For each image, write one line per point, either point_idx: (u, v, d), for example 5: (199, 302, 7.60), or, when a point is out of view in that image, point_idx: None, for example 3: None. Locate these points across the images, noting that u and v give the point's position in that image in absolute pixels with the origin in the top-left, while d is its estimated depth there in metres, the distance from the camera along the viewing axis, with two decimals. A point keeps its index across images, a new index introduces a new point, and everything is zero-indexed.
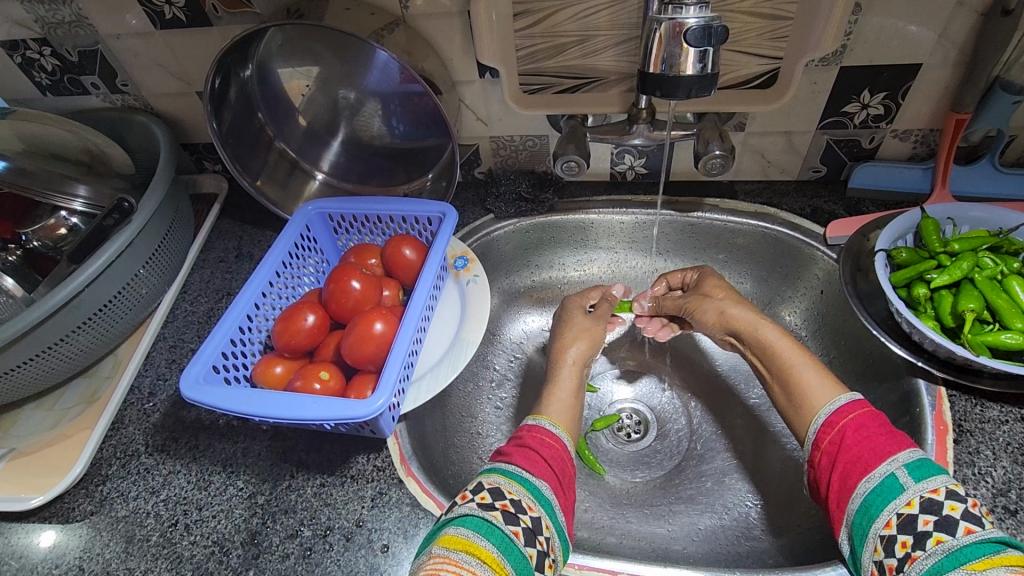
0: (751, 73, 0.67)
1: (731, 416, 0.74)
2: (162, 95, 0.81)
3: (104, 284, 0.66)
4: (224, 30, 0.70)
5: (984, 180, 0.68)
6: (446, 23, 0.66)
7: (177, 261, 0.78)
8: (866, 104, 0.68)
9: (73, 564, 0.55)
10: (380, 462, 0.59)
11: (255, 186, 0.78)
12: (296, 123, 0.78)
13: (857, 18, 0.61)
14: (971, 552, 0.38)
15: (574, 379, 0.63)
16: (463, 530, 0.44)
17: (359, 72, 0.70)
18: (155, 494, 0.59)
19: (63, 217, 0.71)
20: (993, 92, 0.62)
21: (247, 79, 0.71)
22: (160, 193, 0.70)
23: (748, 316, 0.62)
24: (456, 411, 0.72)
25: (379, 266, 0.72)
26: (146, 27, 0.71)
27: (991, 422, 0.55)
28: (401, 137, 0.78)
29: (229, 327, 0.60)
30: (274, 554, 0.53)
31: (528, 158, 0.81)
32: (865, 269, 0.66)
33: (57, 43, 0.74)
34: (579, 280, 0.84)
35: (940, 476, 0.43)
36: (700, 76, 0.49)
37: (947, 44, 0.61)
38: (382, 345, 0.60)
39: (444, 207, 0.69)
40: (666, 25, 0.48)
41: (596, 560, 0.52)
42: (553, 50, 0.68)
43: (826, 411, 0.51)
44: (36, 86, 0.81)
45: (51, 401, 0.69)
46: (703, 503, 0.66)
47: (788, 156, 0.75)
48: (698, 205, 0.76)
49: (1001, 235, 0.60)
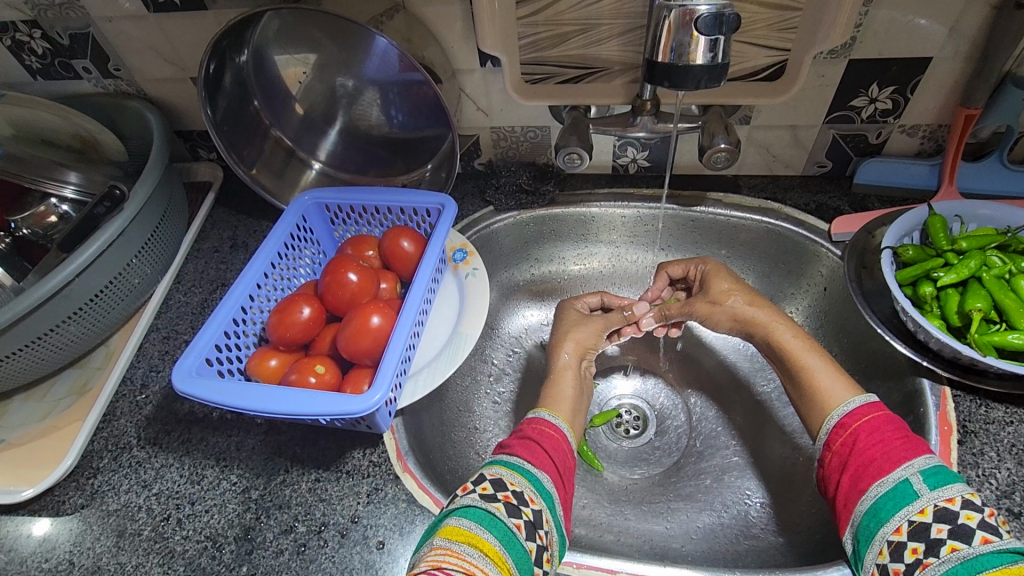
0: (756, 66, 0.65)
1: (732, 413, 0.73)
2: (157, 80, 0.79)
3: (95, 274, 0.64)
4: (219, 14, 0.69)
5: (991, 177, 0.67)
6: (447, 9, 0.65)
7: (171, 251, 0.76)
8: (874, 99, 0.67)
9: (64, 558, 0.54)
10: (377, 458, 0.58)
11: (251, 175, 0.77)
12: (293, 111, 0.76)
13: (868, 9, 0.59)
14: (988, 561, 0.38)
15: (572, 372, 0.62)
16: (465, 522, 0.44)
17: (358, 60, 0.68)
18: (147, 487, 0.58)
19: (53, 204, 0.70)
20: (1004, 88, 0.61)
21: (242, 65, 0.70)
22: (152, 180, 0.69)
23: (762, 316, 0.60)
24: (453, 406, 0.71)
25: (377, 258, 0.71)
26: (139, 10, 0.70)
27: (996, 422, 0.54)
28: (400, 126, 0.76)
29: (223, 319, 0.59)
30: (268, 550, 0.53)
31: (529, 149, 0.80)
32: (870, 266, 0.65)
33: (48, 25, 0.72)
34: (580, 273, 0.83)
35: (957, 485, 0.42)
36: (709, 66, 0.48)
37: (959, 37, 0.60)
38: (379, 338, 0.59)
39: (444, 198, 0.68)
40: (676, 12, 0.46)
41: (595, 558, 0.51)
42: (555, 39, 0.66)
43: (839, 413, 0.50)
44: (26, 69, 0.79)
45: (42, 391, 0.68)
46: (702, 501, 0.66)
47: (793, 150, 0.74)
48: (700, 199, 0.75)
49: (1009, 233, 0.59)
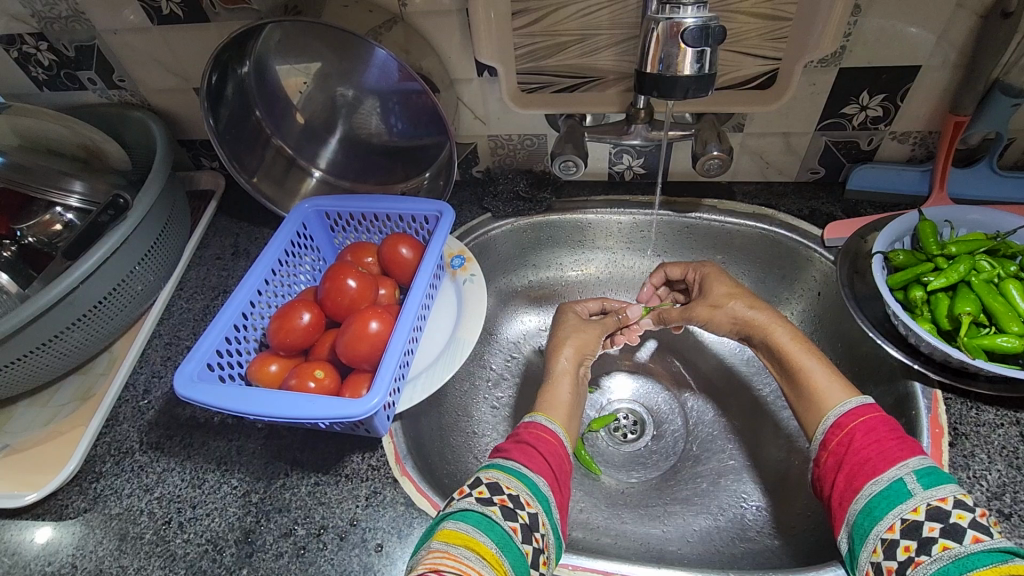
0: (749, 74, 0.66)
1: (728, 418, 0.74)
2: (160, 91, 0.80)
3: (100, 280, 0.66)
4: (222, 26, 0.70)
5: (980, 182, 0.68)
6: (444, 21, 0.66)
7: (174, 258, 0.77)
8: (865, 106, 0.68)
9: (67, 561, 0.55)
10: (376, 461, 0.59)
11: (252, 183, 0.78)
12: (293, 120, 0.78)
13: (856, 19, 0.60)
14: (979, 560, 0.38)
15: (570, 378, 0.63)
16: (463, 525, 0.44)
17: (357, 70, 0.70)
18: (149, 492, 0.59)
19: (58, 213, 0.71)
20: (992, 96, 0.62)
21: (244, 75, 0.71)
22: (156, 189, 0.70)
23: (760, 318, 0.60)
24: (451, 411, 0.72)
25: (376, 265, 0.72)
26: (144, 23, 0.71)
27: (986, 425, 0.55)
28: (399, 135, 0.77)
29: (224, 324, 0.60)
30: (267, 553, 0.53)
31: (526, 156, 0.81)
32: (863, 271, 0.66)
33: (54, 37, 0.74)
34: (577, 280, 0.84)
35: (950, 485, 0.43)
36: (697, 76, 0.49)
37: (947, 46, 0.61)
38: (377, 344, 0.60)
39: (441, 205, 0.69)
40: (663, 25, 0.48)
41: (590, 560, 0.52)
42: (552, 49, 0.67)
43: (836, 413, 0.51)
44: (33, 80, 0.80)
45: (46, 397, 0.69)
46: (698, 504, 0.66)
47: (787, 157, 0.75)
48: (695, 205, 0.76)
49: (998, 238, 0.60)
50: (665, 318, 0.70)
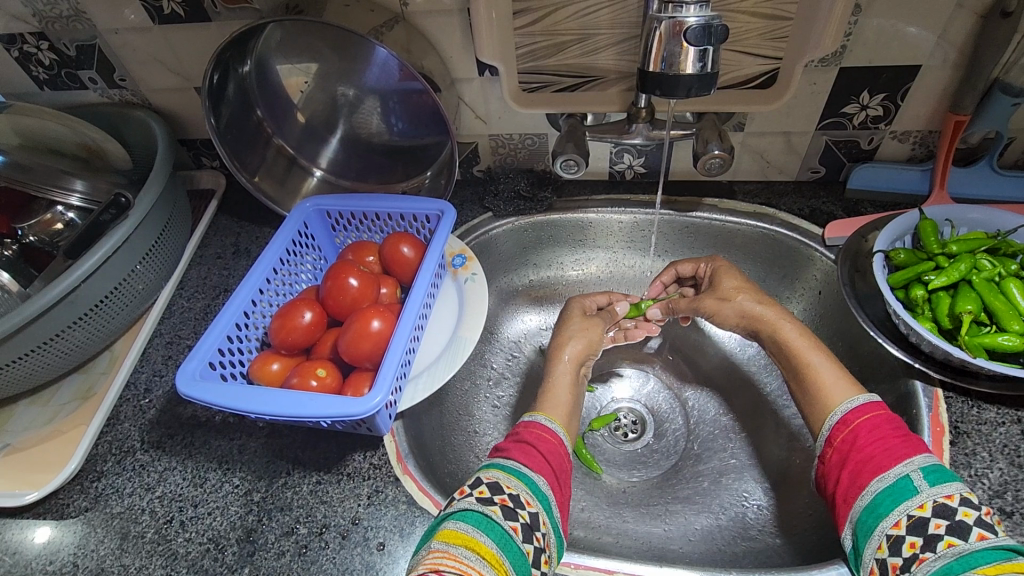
0: (750, 74, 0.66)
1: (729, 417, 0.74)
2: (160, 90, 0.80)
3: (101, 279, 0.66)
4: (223, 26, 0.70)
5: (981, 181, 0.69)
6: (445, 20, 0.66)
7: (175, 257, 0.77)
8: (866, 105, 0.68)
9: (68, 561, 0.55)
10: (377, 460, 0.59)
11: (253, 182, 0.78)
12: (294, 120, 0.78)
13: (857, 18, 0.60)
14: (982, 557, 0.38)
15: (570, 378, 0.62)
16: (463, 525, 0.44)
17: (358, 69, 0.70)
18: (150, 491, 0.59)
19: (60, 212, 0.71)
20: (992, 95, 0.62)
21: (245, 74, 0.71)
22: (157, 188, 0.70)
23: (767, 314, 0.60)
24: (452, 410, 0.72)
25: (377, 264, 0.72)
26: (145, 22, 0.71)
27: (988, 423, 0.55)
28: (400, 134, 0.77)
29: (226, 323, 0.60)
30: (269, 552, 0.53)
31: (527, 156, 0.81)
32: (863, 269, 0.67)
33: (54, 36, 0.74)
34: (578, 279, 0.84)
35: (955, 483, 0.43)
36: (699, 75, 0.49)
37: (947, 45, 0.61)
38: (379, 343, 0.60)
39: (443, 204, 0.69)
40: (666, 24, 0.48)
41: (592, 559, 0.52)
42: (553, 48, 0.68)
43: (842, 410, 0.51)
44: (33, 80, 0.80)
45: (47, 396, 0.69)
46: (700, 503, 0.66)
47: (787, 156, 0.75)
48: (696, 204, 0.77)
49: (999, 237, 0.60)
50: (674, 309, 0.70)
